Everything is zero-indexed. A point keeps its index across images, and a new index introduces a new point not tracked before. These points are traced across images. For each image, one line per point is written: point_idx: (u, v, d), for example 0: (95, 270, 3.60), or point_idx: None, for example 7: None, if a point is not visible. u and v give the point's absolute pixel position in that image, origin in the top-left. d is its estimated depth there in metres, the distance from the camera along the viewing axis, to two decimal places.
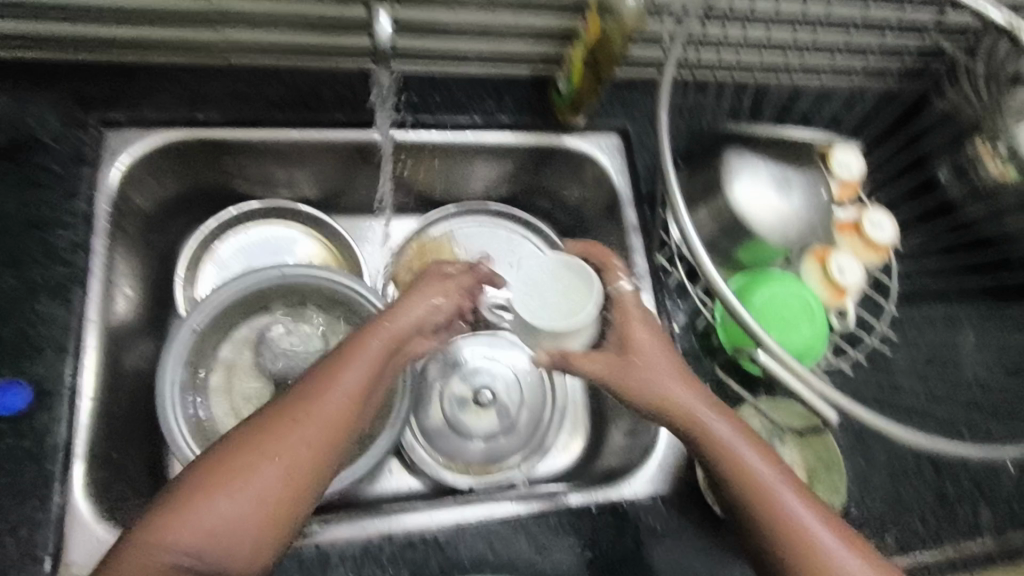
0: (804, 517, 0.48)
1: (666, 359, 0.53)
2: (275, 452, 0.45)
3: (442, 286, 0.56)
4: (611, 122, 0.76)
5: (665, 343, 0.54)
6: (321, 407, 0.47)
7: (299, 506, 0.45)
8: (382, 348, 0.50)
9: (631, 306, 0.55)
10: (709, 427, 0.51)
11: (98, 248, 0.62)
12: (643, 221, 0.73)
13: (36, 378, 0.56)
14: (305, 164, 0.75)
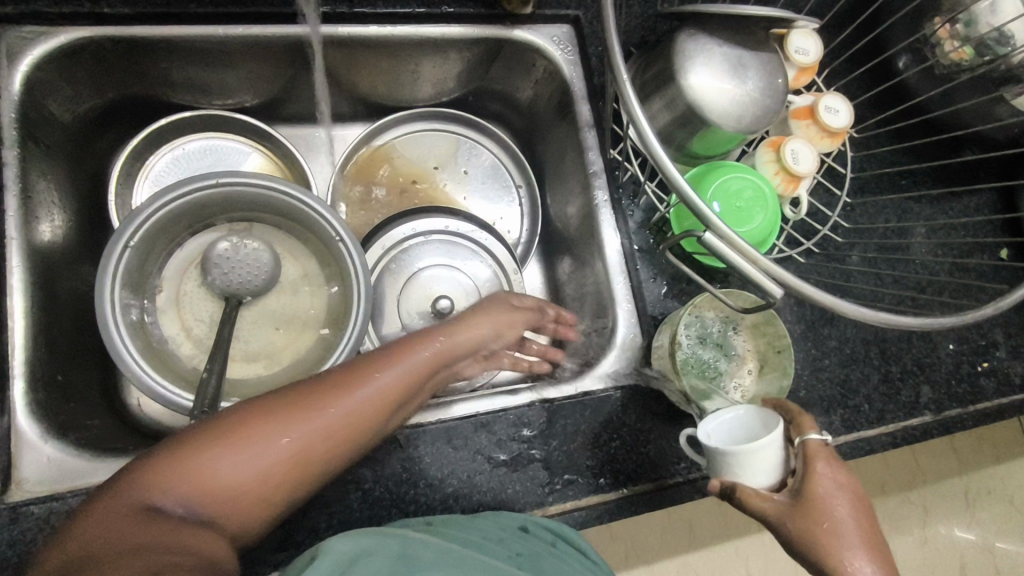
0: None
1: (847, 508, 0.46)
2: (296, 427, 0.43)
3: (502, 310, 0.63)
4: (562, 10, 0.71)
5: (853, 486, 0.47)
6: (355, 396, 0.46)
7: (301, 478, 0.44)
8: (422, 356, 0.53)
9: (829, 454, 0.48)
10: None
11: (9, 160, 0.57)
12: (597, 116, 0.70)
13: None
14: (234, 65, 0.70)
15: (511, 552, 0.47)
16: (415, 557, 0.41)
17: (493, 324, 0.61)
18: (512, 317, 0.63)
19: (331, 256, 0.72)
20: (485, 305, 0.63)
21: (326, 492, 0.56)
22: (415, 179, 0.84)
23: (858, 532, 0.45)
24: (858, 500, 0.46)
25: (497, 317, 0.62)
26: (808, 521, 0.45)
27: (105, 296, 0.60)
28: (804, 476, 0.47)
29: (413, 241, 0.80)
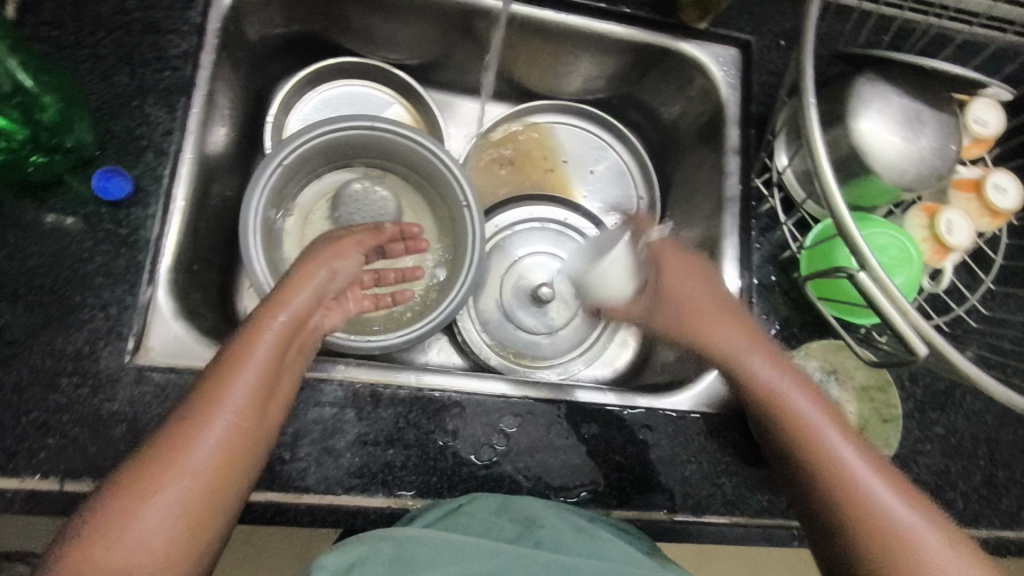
0: (879, 497, 0.46)
1: (701, 290, 0.61)
2: (173, 472, 0.41)
3: (332, 242, 0.61)
4: (735, 33, 0.71)
5: (683, 276, 0.62)
6: (216, 419, 0.44)
7: (217, 507, 0.43)
8: (272, 332, 0.50)
9: (677, 254, 0.64)
10: (759, 376, 0.55)
11: (203, 61, 0.60)
12: (746, 144, 0.69)
13: (136, 174, 0.56)
14: (408, 23, 0.73)
15: (532, 528, 0.48)
16: (410, 559, 0.43)
17: (325, 264, 0.58)
18: (342, 247, 0.61)
19: (452, 219, 0.75)
20: (314, 247, 0.61)
21: (407, 433, 0.56)
22: (541, 166, 0.85)
23: (735, 331, 0.59)
24: (701, 280, 0.62)
25: (327, 258, 0.59)
26: (667, 311, 0.63)
27: (254, 205, 0.65)
28: (659, 275, 0.64)
29: (526, 224, 0.82)
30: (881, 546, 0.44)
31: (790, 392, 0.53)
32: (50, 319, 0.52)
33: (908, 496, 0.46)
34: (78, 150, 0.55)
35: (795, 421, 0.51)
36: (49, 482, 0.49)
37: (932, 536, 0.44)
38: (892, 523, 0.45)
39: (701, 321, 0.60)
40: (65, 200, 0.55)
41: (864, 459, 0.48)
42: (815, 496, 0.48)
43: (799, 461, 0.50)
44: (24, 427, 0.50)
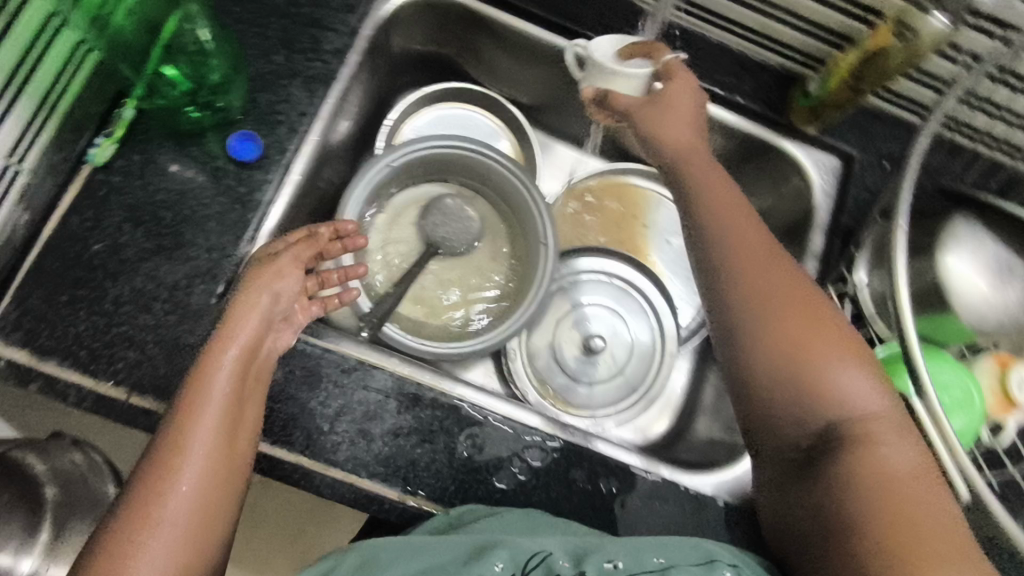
0: (795, 315, 0.49)
1: (685, 98, 0.62)
2: (151, 536, 0.41)
3: (271, 262, 0.54)
4: (841, 144, 0.71)
5: (682, 95, 0.62)
6: (180, 476, 0.43)
7: (211, 541, 0.44)
8: (229, 360, 0.48)
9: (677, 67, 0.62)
10: (719, 214, 0.54)
11: (349, 60, 0.66)
12: (829, 251, 0.70)
13: (267, 142, 0.62)
14: (532, 67, 0.77)
15: (499, 529, 0.49)
16: (378, 558, 0.45)
17: (261, 288, 0.52)
18: (281, 266, 0.54)
19: (528, 254, 0.78)
20: (252, 267, 0.54)
21: (439, 438, 0.58)
22: (624, 224, 0.87)
23: (703, 169, 0.58)
24: (690, 113, 0.62)
25: (263, 281, 0.52)
26: (654, 113, 0.62)
27: (355, 198, 0.70)
28: (663, 87, 0.62)
29: (594, 275, 0.83)
30: (794, 379, 0.47)
31: (738, 239, 0.53)
32: (161, 249, 0.58)
33: (830, 331, 0.48)
34: (226, 111, 0.61)
35: (735, 258, 0.52)
36: (119, 390, 0.54)
37: (843, 369, 0.47)
38: (805, 355, 0.47)
39: (683, 143, 0.60)
40: (201, 151, 0.60)
41: (788, 297, 0.50)
42: (739, 334, 0.50)
43: (732, 302, 0.51)
44: (112, 336, 0.55)
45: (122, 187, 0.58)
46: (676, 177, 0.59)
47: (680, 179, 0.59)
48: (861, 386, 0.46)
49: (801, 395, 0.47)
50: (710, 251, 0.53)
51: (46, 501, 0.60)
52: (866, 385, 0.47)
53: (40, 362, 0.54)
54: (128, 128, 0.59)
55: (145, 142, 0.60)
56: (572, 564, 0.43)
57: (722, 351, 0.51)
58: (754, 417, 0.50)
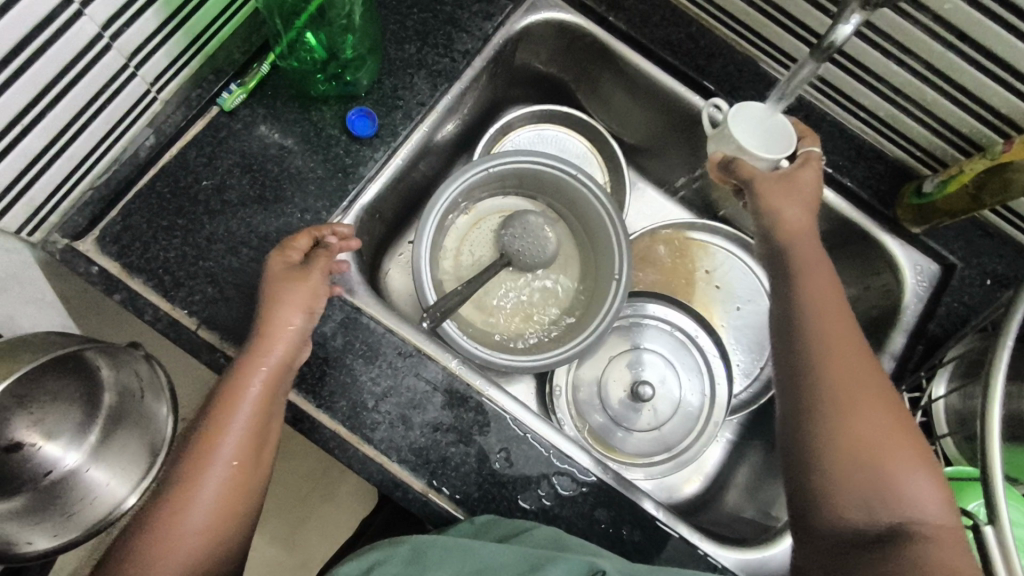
0: (870, 414, 0.50)
1: (807, 179, 0.61)
2: (170, 544, 0.47)
3: (287, 280, 0.54)
4: (945, 251, 0.68)
5: (805, 178, 0.60)
6: (202, 491, 0.48)
7: (220, 549, 0.49)
8: (256, 382, 0.51)
9: (812, 157, 0.62)
10: (819, 298, 0.55)
11: (475, 63, 0.68)
12: (907, 355, 0.67)
13: (381, 123, 0.64)
14: (645, 108, 0.77)
15: (538, 537, 0.50)
16: (426, 557, 0.46)
17: (287, 305, 0.53)
18: (310, 285, 0.54)
19: (596, 285, 0.77)
20: (275, 280, 0.53)
21: (474, 442, 0.58)
22: (697, 281, 0.85)
23: (809, 243, 0.58)
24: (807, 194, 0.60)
25: (288, 299, 0.53)
26: (777, 182, 0.60)
27: (446, 195, 0.71)
28: (791, 169, 0.61)
29: (656, 322, 0.82)
30: (863, 467, 0.48)
31: (831, 327, 0.54)
32: (261, 198, 0.60)
33: (900, 438, 0.49)
34: (352, 86, 0.64)
35: (827, 342, 0.53)
36: (190, 319, 0.56)
37: (914, 475, 0.48)
38: (878, 446, 0.49)
39: (790, 219, 0.59)
40: (320, 118, 0.63)
41: (867, 394, 0.51)
42: (816, 413, 0.51)
43: (816, 383, 0.52)
44: (197, 269, 0.57)
45: (242, 134, 0.61)
46: (776, 252, 0.59)
47: (783, 256, 0.58)
48: (923, 495, 0.47)
49: (867, 482, 0.48)
50: (800, 329, 0.54)
51: (103, 406, 0.59)
52: (934, 497, 0.47)
53: (128, 277, 0.56)
54: (260, 82, 0.63)
55: (272, 98, 0.63)
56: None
57: (789, 425, 0.53)
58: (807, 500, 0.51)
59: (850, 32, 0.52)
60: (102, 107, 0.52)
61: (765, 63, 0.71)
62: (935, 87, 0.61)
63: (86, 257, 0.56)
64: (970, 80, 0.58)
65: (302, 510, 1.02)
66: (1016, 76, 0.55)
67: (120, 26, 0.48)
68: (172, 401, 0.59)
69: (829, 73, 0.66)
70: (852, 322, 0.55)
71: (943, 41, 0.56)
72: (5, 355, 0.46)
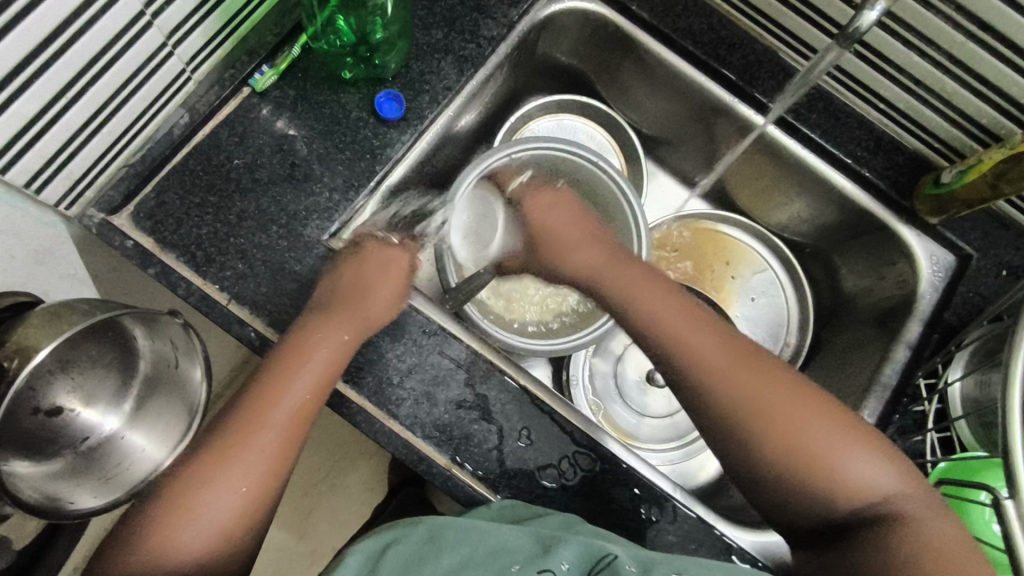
0: (789, 417, 0.52)
1: (569, 222, 0.68)
2: (230, 476, 0.50)
3: (385, 275, 0.60)
4: (961, 242, 0.69)
5: (569, 220, 0.67)
6: (263, 432, 0.51)
7: (271, 487, 0.52)
8: (329, 347, 0.55)
9: (539, 193, 0.70)
10: (689, 347, 0.56)
11: (500, 50, 0.69)
12: (922, 343, 0.68)
13: (408, 106, 0.65)
14: (666, 98, 0.78)
15: (549, 519, 0.51)
16: (440, 539, 0.48)
17: (384, 289, 0.59)
18: (399, 282, 0.60)
19: None
20: (377, 276, 0.59)
21: (496, 419, 0.59)
22: (713, 270, 0.86)
23: (642, 282, 0.62)
24: (579, 230, 0.67)
25: (380, 286, 0.59)
26: (545, 249, 0.68)
27: (468, 179, 0.72)
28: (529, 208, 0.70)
29: None
30: (811, 472, 0.51)
31: (703, 356, 0.55)
32: (290, 177, 0.61)
33: (827, 421, 0.52)
34: (380, 70, 0.65)
35: (731, 388, 0.54)
36: (221, 294, 0.58)
37: (862, 463, 0.51)
38: (811, 443, 0.51)
39: (590, 265, 0.65)
40: (349, 101, 0.64)
41: (773, 397, 0.53)
42: (757, 455, 0.52)
43: (742, 431, 0.53)
44: (228, 245, 0.59)
45: (272, 115, 0.63)
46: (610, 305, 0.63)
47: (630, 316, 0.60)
48: (873, 470, 0.51)
49: (819, 484, 0.51)
50: (697, 385, 0.55)
51: (138, 374, 0.61)
52: (890, 478, 0.50)
53: (162, 252, 0.58)
54: (290, 65, 0.64)
55: (302, 79, 0.64)
56: (638, 570, 0.46)
57: (726, 457, 0.54)
58: (779, 512, 0.53)
59: (876, 18, 0.53)
60: (141, 83, 0.53)
61: (787, 54, 0.72)
62: (957, 77, 0.61)
63: (121, 231, 0.57)
64: (991, 70, 0.59)
65: (312, 499, 1.03)
66: None
67: (163, 3, 0.50)
68: (206, 364, 0.62)
69: (851, 64, 0.67)
70: (732, 345, 0.56)
71: (966, 32, 0.57)
72: (52, 320, 0.47)
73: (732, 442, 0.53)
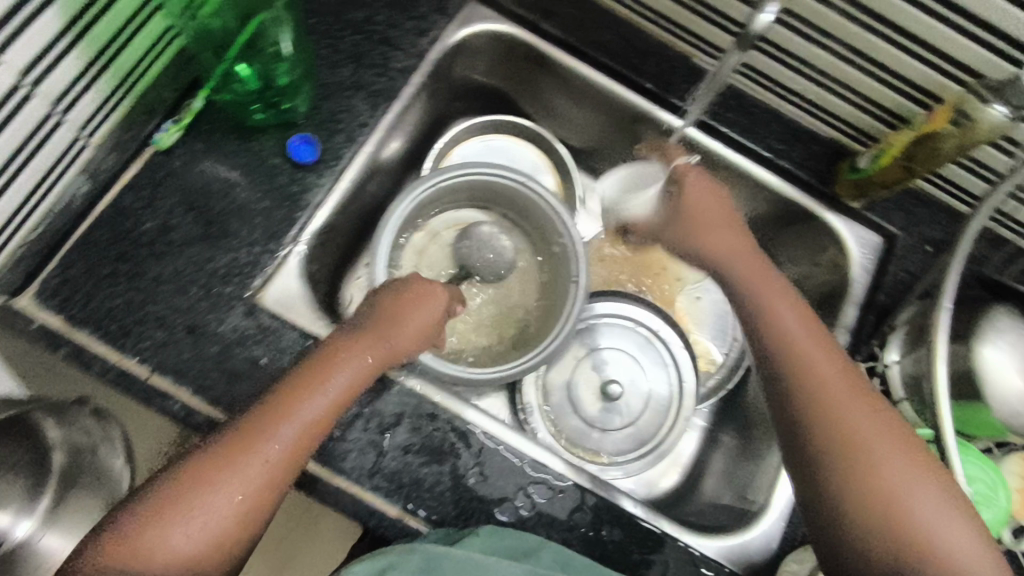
0: (864, 429, 0.50)
1: (710, 207, 0.66)
2: (225, 482, 0.46)
3: (423, 312, 0.59)
4: (885, 223, 0.71)
5: (710, 202, 0.66)
6: (271, 443, 0.48)
7: (264, 503, 0.47)
8: (351, 366, 0.52)
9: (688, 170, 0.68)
10: (797, 349, 0.55)
11: (414, 80, 0.68)
12: (860, 327, 0.69)
13: (322, 148, 0.64)
14: (588, 109, 0.78)
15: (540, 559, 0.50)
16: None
17: (416, 315, 0.58)
18: (429, 315, 0.60)
19: (555, 290, 0.77)
20: (410, 310, 0.58)
21: (447, 459, 0.57)
22: (657, 276, 0.85)
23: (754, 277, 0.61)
24: (719, 221, 0.65)
25: (410, 316, 0.58)
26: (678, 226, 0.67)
27: (395, 214, 0.70)
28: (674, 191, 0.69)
29: (621, 320, 0.81)
30: (877, 500, 0.48)
31: (803, 356, 0.54)
32: (206, 235, 0.59)
33: (905, 449, 0.49)
34: (290, 114, 0.63)
35: (816, 396, 0.52)
36: (142, 367, 0.55)
37: (935, 502, 0.46)
38: (885, 463, 0.48)
39: (727, 259, 0.63)
40: (260, 149, 0.62)
41: (857, 406, 0.51)
42: (817, 469, 0.50)
43: (817, 458, 0.51)
44: (145, 314, 0.56)
45: (179, 173, 0.60)
46: (727, 280, 0.63)
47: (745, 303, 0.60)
48: (942, 512, 0.46)
49: (880, 518, 0.47)
50: (784, 385, 0.54)
51: (52, 468, 0.61)
52: (967, 529, 0.46)
53: (73, 330, 0.55)
54: (194, 118, 0.61)
55: (208, 133, 0.62)
56: None
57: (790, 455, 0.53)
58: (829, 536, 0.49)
59: (771, 19, 0.54)
60: (27, 159, 0.50)
61: (699, 58, 0.73)
62: (857, 64, 0.63)
63: (25, 314, 0.54)
64: (887, 57, 0.60)
65: (281, 551, 1.00)
66: (930, 51, 0.58)
67: (41, 73, 0.47)
68: (127, 452, 0.64)
69: (756, 60, 0.68)
70: (837, 365, 0.54)
71: (859, 22, 0.59)
72: None
73: (802, 440, 0.52)
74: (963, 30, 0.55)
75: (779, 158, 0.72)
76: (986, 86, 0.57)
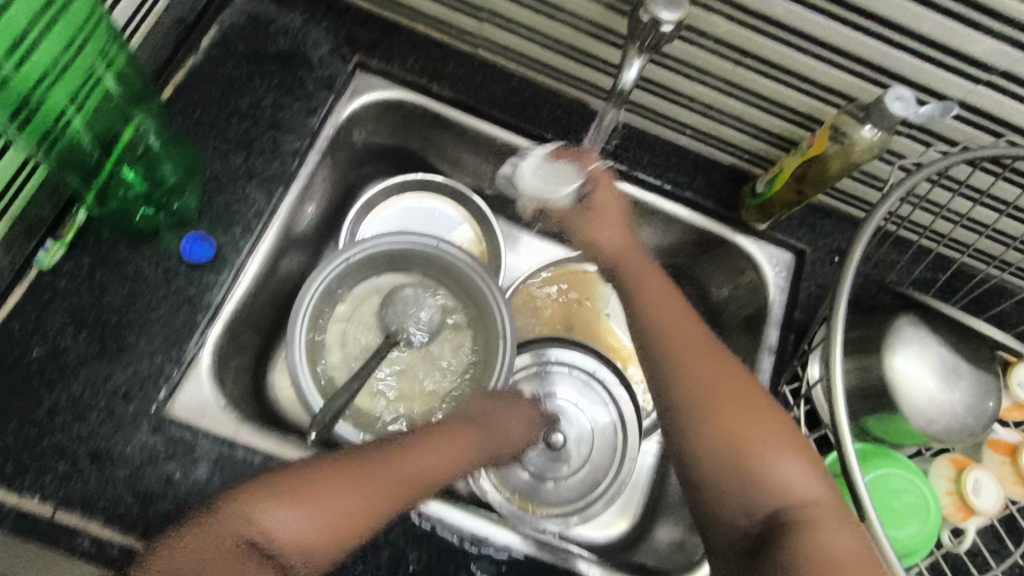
0: (736, 398, 0.50)
1: (612, 203, 0.65)
2: (365, 479, 0.49)
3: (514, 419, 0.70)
4: (793, 240, 0.72)
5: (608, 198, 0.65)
6: (401, 464, 0.51)
7: (377, 517, 0.49)
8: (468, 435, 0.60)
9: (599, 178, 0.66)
10: (675, 326, 0.54)
11: (309, 159, 0.67)
12: (784, 347, 0.70)
13: (219, 243, 0.62)
14: (494, 162, 0.78)
15: None
16: None
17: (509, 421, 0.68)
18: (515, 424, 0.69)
19: (485, 346, 0.75)
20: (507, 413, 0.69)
21: (382, 549, 0.56)
22: (591, 314, 0.86)
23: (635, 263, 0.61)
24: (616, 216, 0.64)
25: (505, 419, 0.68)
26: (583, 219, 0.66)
27: (308, 296, 0.69)
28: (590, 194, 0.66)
29: (560, 366, 0.80)
30: (739, 465, 0.48)
31: (680, 332, 0.54)
32: (103, 352, 0.56)
33: (772, 423, 0.49)
34: (181, 213, 0.62)
35: (690, 367, 0.51)
36: (44, 505, 0.52)
37: (792, 468, 0.47)
38: (751, 431, 0.48)
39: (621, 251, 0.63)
40: (153, 253, 0.60)
41: (734, 379, 0.51)
42: (683, 435, 0.50)
43: (690, 425, 0.50)
44: (43, 447, 0.53)
45: (68, 291, 0.58)
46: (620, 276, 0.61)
47: (618, 273, 0.62)
48: (803, 480, 0.47)
49: (742, 481, 0.47)
50: (661, 355, 0.53)
51: None
52: (809, 474, 0.47)
53: None
54: (79, 231, 0.59)
55: (96, 244, 0.60)
56: None
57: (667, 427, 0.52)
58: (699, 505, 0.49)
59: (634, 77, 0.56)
60: None
61: (593, 102, 0.74)
62: (736, 95, 0.65)
63: None
64: (761, 87, 0.63)
65: None
66: (799, 80, 0.60)
67: None
68: None
69: (644, 99, 0.70)
70: (701, 331, 0.54)
71: (727, 58, 0.61)
72: None
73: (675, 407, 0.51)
74: (824, 59, 0.57)
75: (682, 189, 0.73)
76: (855, 107, 0.59)
